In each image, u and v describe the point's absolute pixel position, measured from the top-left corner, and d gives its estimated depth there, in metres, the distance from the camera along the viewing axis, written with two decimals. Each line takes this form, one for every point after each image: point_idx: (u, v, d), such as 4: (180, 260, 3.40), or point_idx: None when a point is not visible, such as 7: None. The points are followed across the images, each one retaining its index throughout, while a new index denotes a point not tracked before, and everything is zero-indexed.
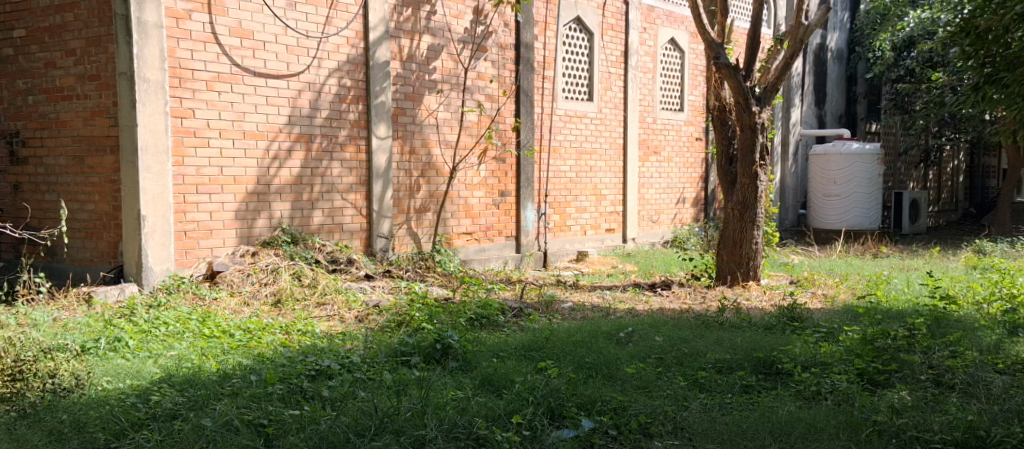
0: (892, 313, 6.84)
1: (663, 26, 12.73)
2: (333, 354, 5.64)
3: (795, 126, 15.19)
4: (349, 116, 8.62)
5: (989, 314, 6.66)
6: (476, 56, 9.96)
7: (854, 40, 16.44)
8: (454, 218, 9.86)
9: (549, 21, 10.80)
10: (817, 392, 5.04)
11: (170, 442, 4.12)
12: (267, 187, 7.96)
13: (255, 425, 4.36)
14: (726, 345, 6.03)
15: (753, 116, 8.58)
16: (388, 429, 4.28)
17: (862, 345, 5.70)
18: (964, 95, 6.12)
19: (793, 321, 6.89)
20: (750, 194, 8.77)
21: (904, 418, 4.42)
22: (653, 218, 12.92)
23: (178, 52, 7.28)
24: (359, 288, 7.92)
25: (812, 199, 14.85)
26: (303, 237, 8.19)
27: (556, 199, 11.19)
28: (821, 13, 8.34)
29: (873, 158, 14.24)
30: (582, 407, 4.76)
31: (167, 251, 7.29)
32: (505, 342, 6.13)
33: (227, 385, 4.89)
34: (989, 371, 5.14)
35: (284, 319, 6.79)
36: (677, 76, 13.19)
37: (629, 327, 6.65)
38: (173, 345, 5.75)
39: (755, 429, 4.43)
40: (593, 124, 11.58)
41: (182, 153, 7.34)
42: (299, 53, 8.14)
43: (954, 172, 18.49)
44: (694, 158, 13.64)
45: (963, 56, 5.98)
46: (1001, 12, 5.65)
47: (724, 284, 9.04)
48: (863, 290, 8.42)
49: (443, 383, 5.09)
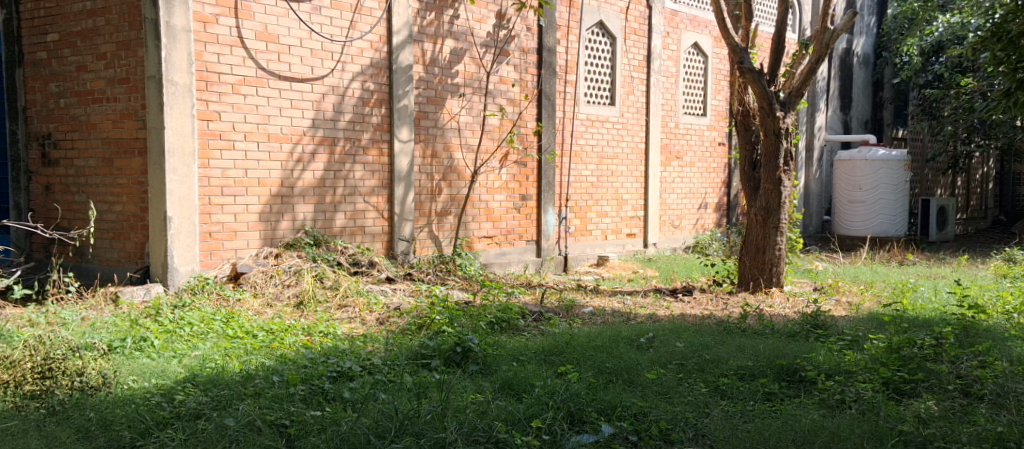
0: (918, 322, 6.73)
1: (686, 31, 12.68)
2: (354, 356, 5.65)
3: (819, 131, 15.07)
4: (372, 120, 8.65)
5: (1018, 324, 6.57)
6: (499, 60, 9.97)
7: (881, 45, 16.29)
8: (475, 221, 9.86)
9: (571, 26, 10.80)
10: (842, 400, 4.98)
11: (193, 441, 4.16)
12: (291, 190, 8.01)
13: (278, 426, 4.37)
14: (748, 352, 5.98)
15: (777, 121, 8.50)
16: (408, 432, 4.28)
17: (887, 354, 5.64)
18: (995, 101, 6.04)
19: (817, 328, 6.82)
20: (773, 200, 8.71)
21: (931, 429, 4.37)
22: (674, 224, 12.85)
23: (205, 55, 7.35)
24: (381, 291, 7.94)
25: (836, 205, 14.71)
26: (325, 239, 8.22)
27: (577, 203, 11.16)
28: (847, 18, 8.25)
29: (900, 165, 14.10)
30: (602, 413, 4.75)
31: (192, 252, 7.35)
32: (526, 347, 6.11)
33: (251, 385, 4.91)
34: (1019, 381, 5.08)
35: (306, 320, 6.82)
36: (700, 81, 13.13)
37: (651, 333, 6.62)
38: (197, 345, 5.79)
39: (778, 437, 4.40)
40: (615, 128, 11.56)
41: (208, 155, 7.40)
42: (323, 57, 8.19)
43: (982, 180, 18.27)
44: (717, 163, 13.57)
45: (993, 61, 5.93)
46: None
47: (747, 291, 8.97)
48: (889, 298, 8.33)
49: (463, 387, 5.09)
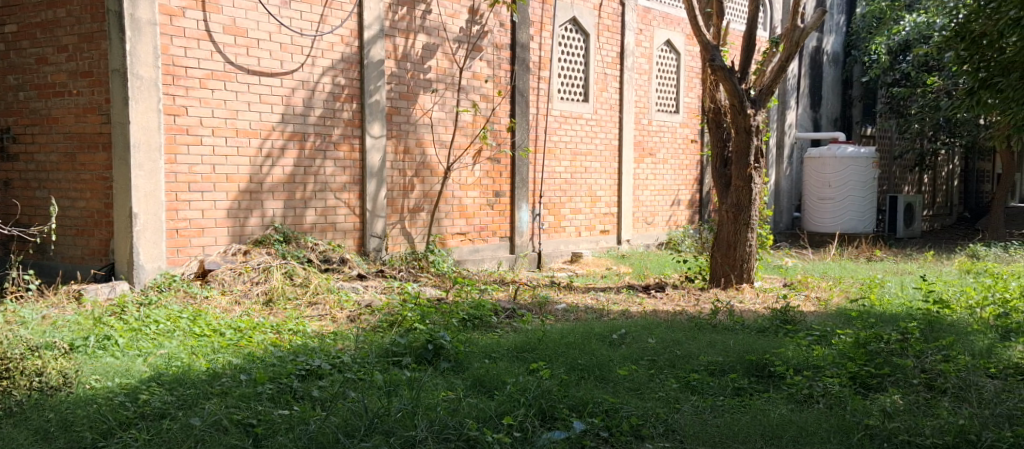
0: (885, 317, 6.81)
1: (659, 28, 12.72)
2: (324, 354, 5.61)
3: (790, 128, 15.19)
4: (343, 115, 8.59)
5: (982, 319, 6.68)
6: (471, 56, 9.93)
7: (850, 43, 16.44)
8: (448, 218, 9.82)
9: (545, 22, 10.79)
10: (810, 395, 5.02)
11: (157, 441, 4.10)
12: (259, 186, 7.92)
13: (244, 425, 4.32)
14: (718, 348, 6.01)
15: (748, 119, 8.55)
16: (378, 430, 4.26)
17: (854, 349, 5.70)
18: (959, 100, 6.13)
19: (786, 324, 6.88)
20: (744, 196, 8.76)
21: (896, 422, 4.42)
22: (648, 220, 12.90)
23: (171, 49, 7.25)
24: (351, 288, 7.88)
25: (806, 202, 14.84)
26: (296, 236, 8.14)
27: (551, 200, 11.16)
28: (817, 16, 8.31)
29: (869, 162, 14.27)
30: (574, 409, 4.75)
31: (159, 249, 7.26)
32: (498, 344, 6.10)
33: (217, 384, 4.86)
34: (981, 375, 5.16)
35: (275, 318, 6.76)
36: (672, 78, 13.17)
37: (623, 329, 6.63)
38: (163, 343, 5.71)
39: (747, 432, 4.42)
40: (589, 125, 11.57)
41: (174, 151, 7.31)
42: (293, 52, 8.11)
43: (948, 177, 18.51)
44: (690, 160, 13.64)
45: (957, 61, 6.04)
46: (995, 17, 5.72)
47: (718, 287, 9.02)
48: (857, 293, 8.41)
49: (434, 384, 5.07)
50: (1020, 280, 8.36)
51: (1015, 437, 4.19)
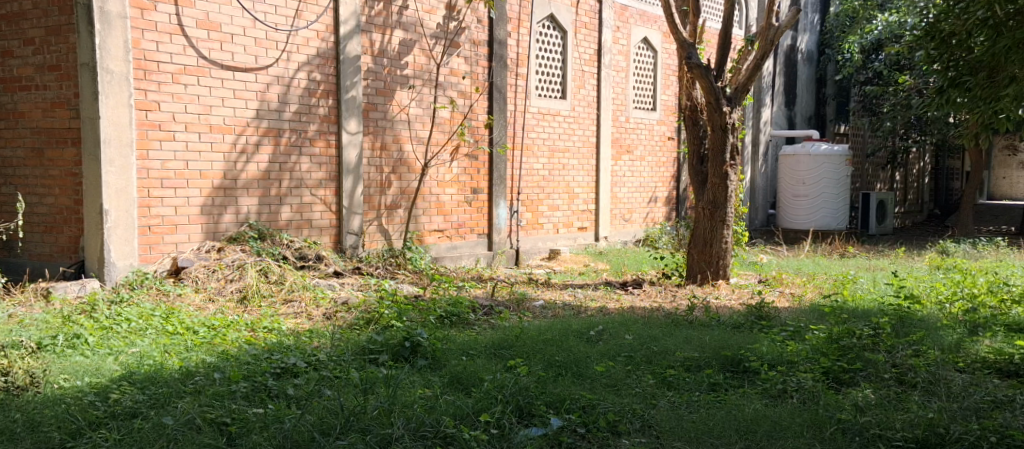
0: (858, 313, 6.88)
1: (636, 26, 12.75)
2: (300, 352, 5.58)
3: (765, 126, 15.29)
4: (319, 111, 8.54)
5: (951, 314, 6.78)
6: (449, 52, 9.90)
7: (824, 42, 16.57)
8: (426, 215, 9.80)
9: (522, 18, 10.79)
10: (784, 390, 5.07)
11: (128, 440, 4.07)
12: (234, 182, 7.87)
13: (218, 424, 4.30)
14: (694, 344, 6.04)
15: (724, 116, 8.61)
16: (354, 428, 4.25)
17: (827, 344, 5.75)
18: (929, 98, 6.21)
19: (761, 319, 6.93)
20: (720, 193, 8.81)
21: (867, 416, 4.47)
22: (625, 217, 12.94)
23: (143, 43, 7.17)
24: (328, 285, 7.85)
25: (782, 199, 14.95)
26: (271, 233, 8.10)
27: (529, 197, 11.17)
28: (791, 15, 8.37)
29: (842, 159, 14.40)
30: (551, 405, 4.76)
31: (131, 246, 7.18)
32: (475, 341, 6.09)
33: (190, 383, 4.82)
34: (949, 370, 5.25)
35: (250, 316, 6.72)
36: (649, 76, 13.22)
37: (600, 325, 6.66)
38: (135, 342, 5.66)
39: (722, 427, 4.46)
40: (566, 122, 11.59)
41: (146, 146, 7.24)
42: (267, 47, 8.06)
43: (920, 174, 18.75)
44: (667, 157, 13.69)
45: (927, 60, 6.12)
46: (965, 16, 5.79)
47: (694, 283, 9.07)
48: (830, 289, 8.50)
49: (411, 382, 5.05)
50: (989, 275, 8.50)
51: (983, 429, 4.26)
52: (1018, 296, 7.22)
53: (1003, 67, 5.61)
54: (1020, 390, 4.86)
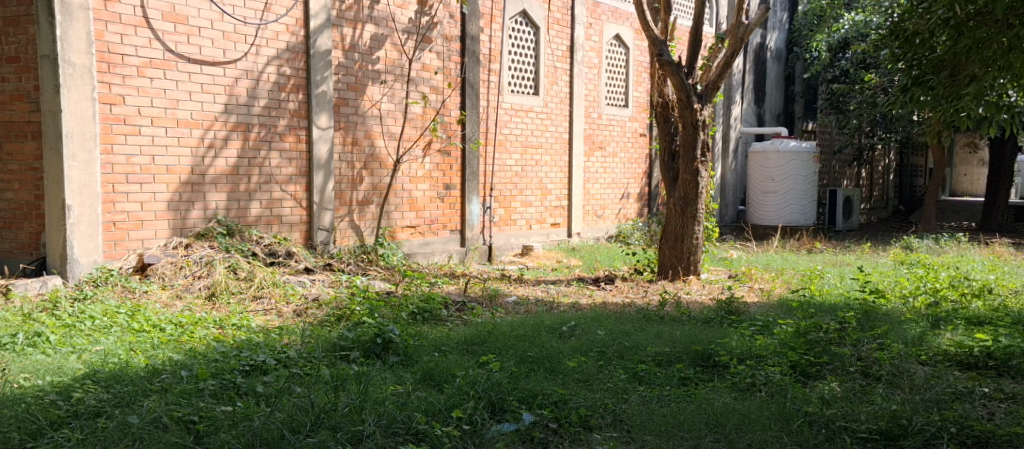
0: (825, 307, 6.98)
1: (608, 22, 12.79)
2: (269, 349, 5.55)
3: (735, 123, 15.40)
4: (288, 106, 8.48)
5: (915, 308, 6.90)
6: (421, 47, 9.85)
7: (793, 40, 16.73)
8: (398, 211, 9.76)
9: (494, 14, 10.77)
10: (752, 384, 5.12)
11: (92, 440, 4.03)
12: (202, 178, 7.79)
13: (185, 422, 4.26)
14: (665, 339, 6.09)
15: (694, 113, 8.67)
16: (324, 425, 4.24)
17: (795, 338, 5.82)
18: (894, 96, 6.31)
19: (730, 314, 7.00)
20: (691, 190, 8.87)
21: (833, 409, 4.54)
22: (597, 214, 12.98)
23: (106, 35, 7.09)
24: (298, 282, 7.80)
25: (750, 195, 15.10)
26: (239, 229, 8.02)
27: (501, 193, 11.16)
28: (760, 13, 8.44)
29: (810, 157, 14.62)
30: (523, 401, 4.76)
31: (95, 242, 7.10)
32: (447, 337, 6.09)
33: (156, 381, 4.77)
34: (913, 363, 5.35)
35: (219, 313, 6.67)
36: (621, 72, 13.26)
37: (572, 321, 6.69)
38: (99, 340, 5.58)
39: (692, 421, 4.49)
40: (539, 118, 11.60)
41: (110, 141, 7.16)
42: (236, 40, 7.99)
43: (886, 171, 19.01)
44: (639, 154, 13.75)
45: (892, 58, 6.23)
46: (927, 16, 5.90)
47: (665, 279, 9.13)
48: (798, 284, 8.60)
49: (383, 378, 5.04)
50: (951, 270, 8.65)
51: (944, 421, 4.36)
52: (979, 290, 7.36)
53: (964, 67, 5.72)
54: (979, 382, 4.98)
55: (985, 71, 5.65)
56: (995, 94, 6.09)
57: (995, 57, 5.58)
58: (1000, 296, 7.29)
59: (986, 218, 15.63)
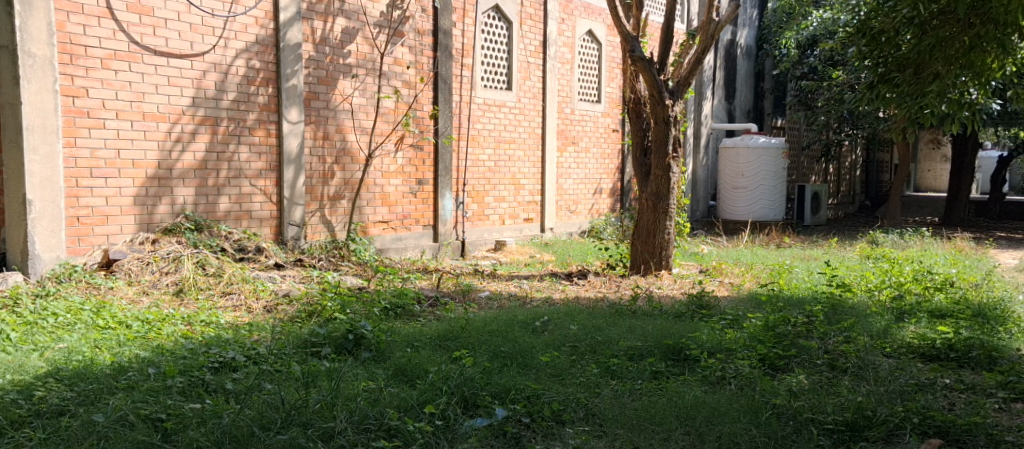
0: (793, 301, 7.05)
1: (580, 18, 12.81)
2: (238, 345, 5.50)
3: (706, 119, 15.50)
4: (258, 99, 8.40)
5: (880, 301, 7.00)
6: (393, 41, 9.78)
7: (763, 37, 16.85)
8: (370, 206, 9.71)
9: (467, 8, 10.73)
10: (722, 377, 5.16)
11: (55, 439, 3.99)
12: (169, 172, 7.70)
13: (152, 420, 4.21)
14: (637, 333, 6.12)
15: (666, 109, 8.70)
16: (295, 422, 4.21)
17: (764, 332, 5.88)
18: (860, 93, 6.40)
19: (701, 308, 7.05)
20: (662, 185, 8.92)
21: (800, 401, 4.59)
22: (570, 209, 13.01)
23: (68, 26, 7.00)
24: (268, 277, 7.74)
25: (721, 190, 15.23)
26: (208, 224, 7.93)
27: (474, 188, 11.14)
28: (730, 10, 8.49)
29: (779, 152, 14.77)
30: (496, 396, 4.76)
31: (57, 238, 7.01)
32: (420, 332, 6.07)
33: (122, 378, 4.72)
34: (878, 355, 5.44)
35: (186, 309, 6.61)
36: (594, 68, 13.29)
37: (545, 316, 6.70)
38: (62, 337, 5.51)
39: (663, 414, 4.52)
40: (512, 114, 11.59)
41: (74, 134, 7.07)
42: (203, 33, 7.90)
43: (852, 166, 19.24)
44: (611, 149, 13.79)
45: (859, 56, 6.29)
46: (893, 15, 5.97)
47: (638, 274, 9.17)
48: (767, 278, 8.68)
49: (355, 374, 5.02)
50: (914, 264, 8.79)
51: (907, 411, 4.44)
52: (942, 283, 7.48)
53: (928, 65, 5.82)
54: (941, 373, 5.08)
55: (948, 68, 5.74)
56: (957, 91, 6.02)
57: (958, 56, 5.69)
58: (962, 289, 7.42)
59: (947, 213, 15.86)
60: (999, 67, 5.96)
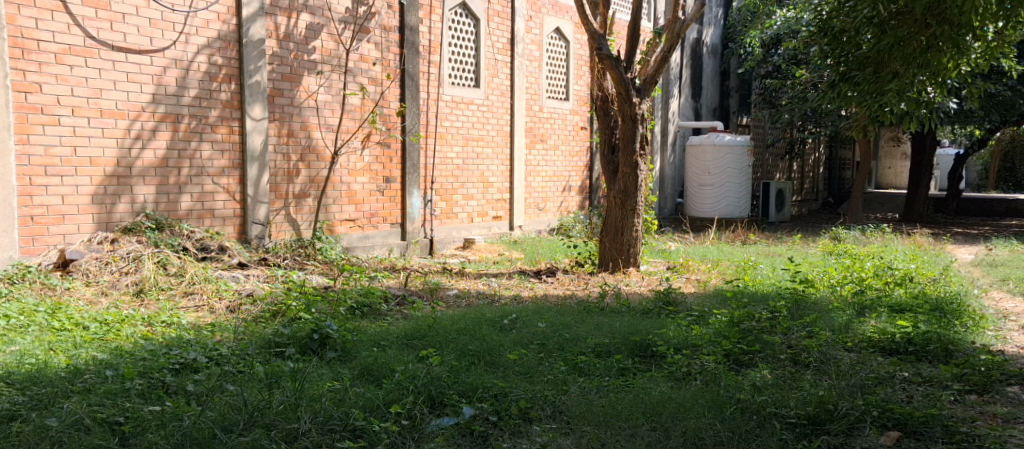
0: (757, 297, 7.10)
1: (548, 16, 12.80)
2: (200, 346, 5.42)
3: (673, 117, 15.58)
4: (220, 96, 8.28)
5: (842, 296, 7.09)
6: (359, 37, 9.69)
7: (728, 35, 16.96)
8: (336, 204, 9.62)
9: (434, 5, 10.66)
10: (688, 373, 5.17)
11: (7, 444, 3.90)
12: (128, 170, 7.57)
13: (109, 423, 4.14)
14: (604, 330, 6.12)
15: (633, 107, 8.71)
16: (258, 424, 4.15)
17: (729, 327, 5.90)
18: (823, 91, 6.46)
19: (667, 305, 7.07)
20: (630, 182, 8.94)
21: (763, 396, 4.62)
22: (539, 206, 13.00)
23: (20, 20, 6.85)
24: (231, 277, 7.63)
25: (688, 188, 15.29)
26: (169, 223, 7.79)
27: (442, 186, 11.09)
28: (696, 9, 8.50)
29: (744, 150, 14.83)
30: (464, 395, 4.74)
31: (10, 237, 6.86)
32: (386, 331, 6.01)
33: (78, 381, 4.63)
34: (839, 350, 5.50)
35: (147, 310, 6.50)
36: (561, 65, 13.29)
37: (513, 314, 6.68)
38: (16, 340, 5.38)
39: (629, 410, 4.53)
40: (480, 111, 11.55)
41: (27, 131, 6.94)
42: (163, 28, 7.76)
43: (815, 164, 19.45)
44: (580, 147, 13.81)
45: (821, 55, 6.36)
46: (853, 15, 6.04)
47: (606, 271, 9.19)
48: (733, 275, 8.73)
49: (319, 375, 4.95)
50: (875, 260, 8.89)
51: (867, 405, 4.49)
52: (902, 279, 7.59)
53: (887, 63, 5.90)
54: (900, 367, 5.14)
55: (906, 68, 5.80)
56: (916, 90, 6.12)
57: (915, 56, 5.76)
58: (921, 284, 7.53)
59: (908, 210, 16.13)
60: (954, 67, 6.04)
